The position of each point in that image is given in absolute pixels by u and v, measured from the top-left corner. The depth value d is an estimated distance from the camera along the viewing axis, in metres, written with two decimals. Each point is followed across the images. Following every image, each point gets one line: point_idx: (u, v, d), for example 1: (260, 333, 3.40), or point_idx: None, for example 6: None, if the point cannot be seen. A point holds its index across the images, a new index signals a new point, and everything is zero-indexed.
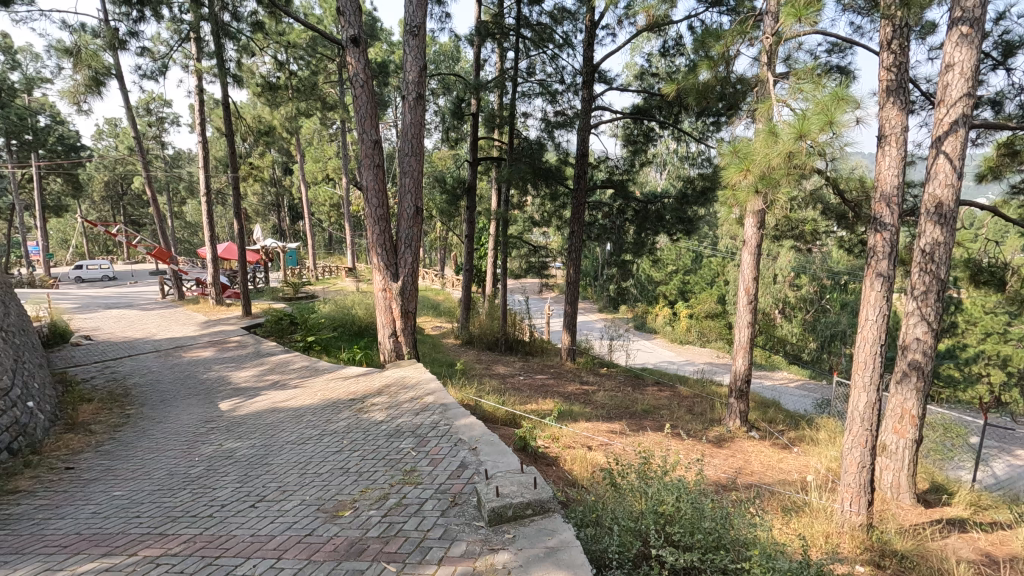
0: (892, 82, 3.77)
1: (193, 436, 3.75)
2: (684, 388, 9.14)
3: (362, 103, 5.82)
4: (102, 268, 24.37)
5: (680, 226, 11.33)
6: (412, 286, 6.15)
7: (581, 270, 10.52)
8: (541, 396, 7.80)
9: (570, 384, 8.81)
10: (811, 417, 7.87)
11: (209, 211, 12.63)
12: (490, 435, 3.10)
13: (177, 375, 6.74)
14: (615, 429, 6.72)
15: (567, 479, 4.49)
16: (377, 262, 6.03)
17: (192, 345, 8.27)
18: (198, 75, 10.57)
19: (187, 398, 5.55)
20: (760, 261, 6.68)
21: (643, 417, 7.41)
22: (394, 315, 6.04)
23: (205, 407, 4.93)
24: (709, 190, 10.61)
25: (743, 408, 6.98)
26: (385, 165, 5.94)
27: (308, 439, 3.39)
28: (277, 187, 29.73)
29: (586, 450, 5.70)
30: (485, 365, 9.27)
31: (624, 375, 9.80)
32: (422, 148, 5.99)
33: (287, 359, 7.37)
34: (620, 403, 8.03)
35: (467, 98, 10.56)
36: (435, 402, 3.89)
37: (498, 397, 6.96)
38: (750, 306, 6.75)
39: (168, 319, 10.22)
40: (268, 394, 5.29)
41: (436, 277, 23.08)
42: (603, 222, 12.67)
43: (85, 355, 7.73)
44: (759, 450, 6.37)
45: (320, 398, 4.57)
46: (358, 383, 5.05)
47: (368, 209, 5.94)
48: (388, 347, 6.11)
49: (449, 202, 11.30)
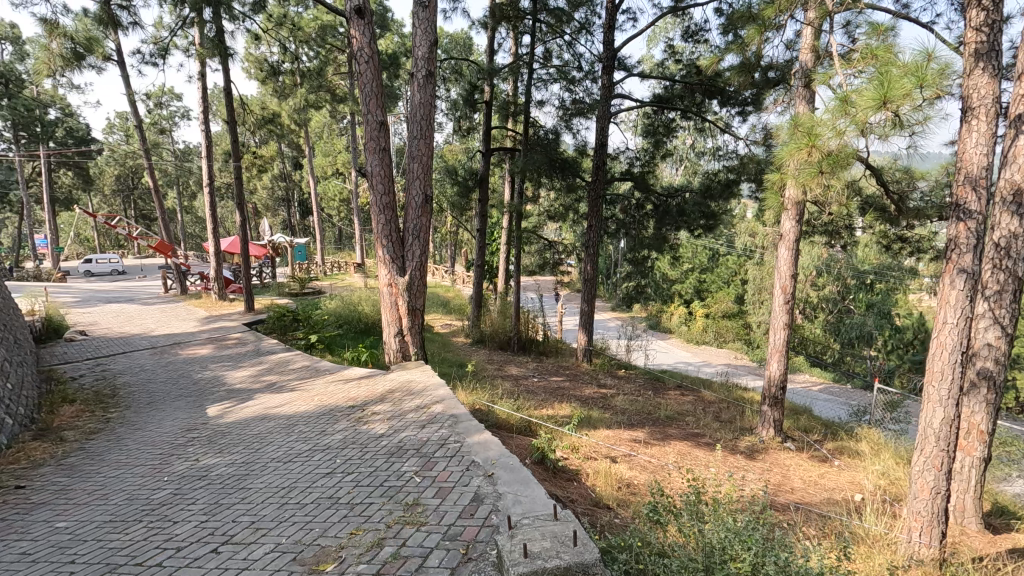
0: (983, 45, 3.20)
1: (168, 449, 3.29)
2: (708, 393, 8.61)
3: (368, 81, 5.32)
4: (112, 262, 24.26)
5: (702, 222, 10.78)
6: (421, 281, 5.65)
7: (599, 266, 9.99)
8: (556, 400, 7.30)
9: (587, 387, 8.30)
10: (849, 426, 7.30)
11: (213, 203, 12.23)
12: (510, 457, 2.60)
13: (170, 374, 6.32)
14: (638, 438, 6.22)
15: (590, 501, 4.01)
16: (382, 255, 5.55)
17: (190, 342, 7.86)
18: (200, 60, 10.16)
19: (176, 401, 5.11)
20: (798, 257, 6.15)
21: (667, 425, 6.88)
22: (400, 312, 5.56)
23: (191, 412, 4.48)
24: (733, 184, 10.02)
25: (778, 417, 6.41)
26: (390, 149, 5.45)
27: (296, 456, 2.92)
28: (287, 182, 29.54)
29: (609, 462, 5.20)
30: (497, 366, 8.80)
31: (643, 378, 9.28)
32: (432, 130, 5.50)
33: (287, 358, 6.92)
34: (641, 408, 7.51)
35: (480, 85, 10.10)
36: (445, 412, 3.40)
37: (512, 401, 6.47)
38: (786, 306, 6.21)
39: (168, 314, 9.84)
40: (262, 397, 4.84)
41: (447, 274, 22.64)
42: (621, 217, 12.16)
43: (78, 352, 7.35)
44: (798, 463, 5.80)
45: (316, 404, 4.11)
46: (358, 387, 4.57)
47: (373, 196, 5.45)
48: (394, 347, 5.63)
49: (460, 194, 10.83)
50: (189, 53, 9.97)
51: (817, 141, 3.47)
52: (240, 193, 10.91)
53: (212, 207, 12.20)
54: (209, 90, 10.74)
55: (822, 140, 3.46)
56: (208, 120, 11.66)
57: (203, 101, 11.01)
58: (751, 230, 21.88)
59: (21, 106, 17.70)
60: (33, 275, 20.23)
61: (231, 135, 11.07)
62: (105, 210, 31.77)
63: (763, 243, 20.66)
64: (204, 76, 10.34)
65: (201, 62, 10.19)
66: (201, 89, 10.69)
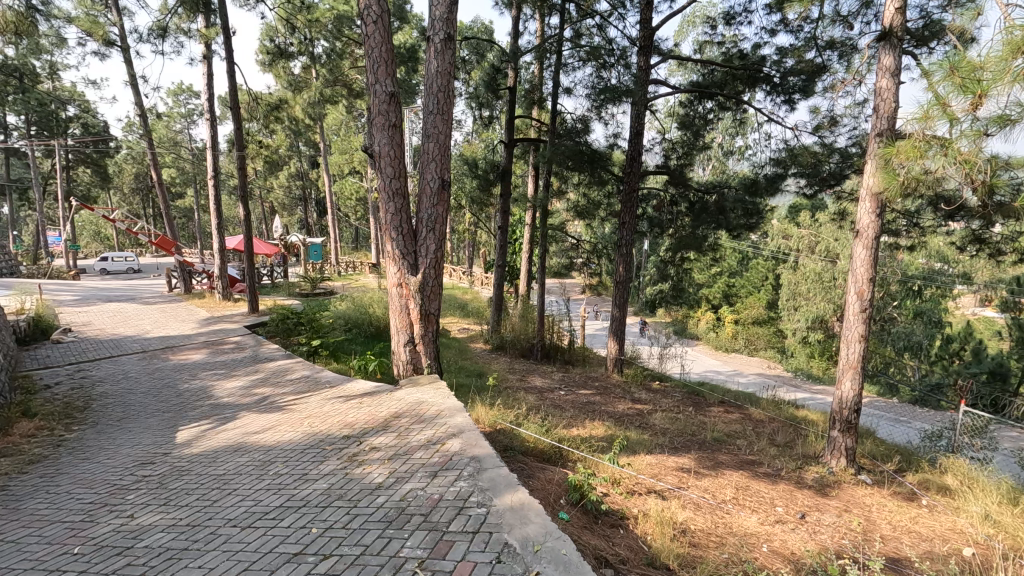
0: None
1: (103, 496, 2.51)
2: (756, 410, 7.68)
3: (375, 46, 4.54)
4: (127, 260, 24.09)
5: (745, 221, 9.83)
6: (435, 281, 4.85)
7: (632, 268, 9.08)
8: (588, 418, 6.45)
9: (620, 402, 7.43)
10: (927, 455, 6.32)
11: (217, 197, 11.56)
12: (560, 540, 1.78)
13: (153, 384, 5.60)
14: (685, 466, 5.35)
15: (644, 561, 3.16)
16: (391, 250, 4.76)
17: (183, 346, 7.16)
18: (207, 43, 9.57)
19: (149, 418, 4.37)
20: (878, 258, 5.23)
21: (716, 450, 5.99)
22: (411, 318, 4.75)
23: (158, 435, 3.72)
24: (779, 179, 9.02)
25: (850, 445, 5.49)
26: (402, 126, 4.65)
27: (260, 518, 2.12)
28: (304, 180, 29.22)
29: (657, 500, 4.36)
30: (519, 377, 7.98)
31: (679, 392, 8.39)
32: (451, 104, 4.70)
33: (286, 365, 6.17)
34: (683, 428, 6.64)
35: (504, 69, 9.31)
36: (464, 455, 2.59)
37: (538, 420, 5.64)
38: (863, 314, 5.30)
39: (167, 314, 9.23)
40: (247, 418, 4.09)
41: (465, 275, 21.97)
42: (654, 215, 11.25)
43: (62, 355, 6.70)
44: (881, 503, 4.87)
45: (305, 432, 3.31)
46: (358, 408, 3.78)
47: (381, 181, 4.67)
48: (403, 359, 4.81)
49: (481, 188, 10.04)
50: (191, 31, 9.30)
51: (980, 93, 2.72)
52: (245, 188, 10.23)
53: (217, 200, 11.55)
54: (214, 74, 10.00)
55: (987, 90, 2.70)
56: (214, 112, 10.98)
57: (209, 87, 10.21)
58: (784, 233, 20.74)
59: (34, 100, 17.40)
60: (47, 273, 19.98)
61: (232, 121, 10.19)
62: (124, 208, 31.74)
63: (796, 245, 19.54)
64: (209, 56, 9.65)
65: (205, 44, 9.60)
66: (205, 72, 9.94)
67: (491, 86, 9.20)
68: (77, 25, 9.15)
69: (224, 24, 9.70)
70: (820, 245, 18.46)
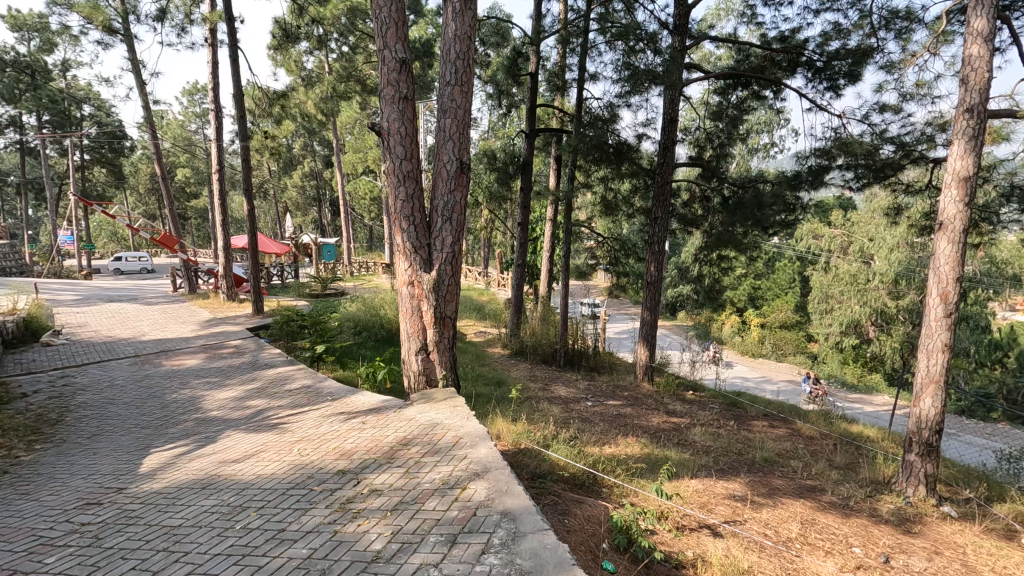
0: None
1: (11, 561, 1.88)
2: (804, 425, 6.93)
3: (385, 6, 3.91)
4: (141, 261, 23.93)
5: (785, 217, 9.06)
6: (451, 279, 4.21)
7: (665, 268, 8.33)
8: (620, 434, 5.78)
9: (654, 415, 6.74)
10: (1013, 482, 5.51)
11: (223, 192, 11.04)
12: None
13: (139, 393, 5.02)
14: (738, 494, 4.63)
15: None
16: (402, 243, 4.13)
17: (180, 351, 6.61)
18: (211, 26, 9.02)
19: (123, 437, 3.77)
20: (967, 255, 4.50)
21: (768, 473, 5.27)
22: (425, 321, 4.11)
23: (124, 461, 3.11)
24: (823, 171, 8.11)
25: (930, 471, 4.75)
26: (414, 99, 4.01)
27: None
28: (318, 180, 28.90)
29: (715, 538, 3.65)
30: (541, 386, 7.31)
31: (717, 403, 7.65)
32: (471, 74, 4.07)
33: (287, 373, 5.57)
34: (727, 446, 5.92)
35: (526, 53, 8.67)
36: (492, 510, 1.93)
37: (567, 437, 4.97)
38: (947, 320, 4.56)
39: (168, 316, 8.69)
40: (232, 438, 3.48)
41: (481, 276, 21.50)
42: (684, 211, 10.54)
43: (49, 360, 6.19)
44: (976, 543, 4.09)
45: (292, 464, 2.67)
46: (359, 432, 3.14)
47: (390, 163, 4.04)
48: (415, 370, 4.16)
49: (500, 181, 9.38)
50: (195, 16, 8.79)
51: None
52: (249, 181, 9.67)
53: (222, 196, 11.03)
54: (219, 63, 9.49)
55: None
56: (219, 103, 10.48)
57: (213, 77, 9.68)
58: (814, 233, 19.87)
59: (46, 98, 17.19)
60: (58, 273, 19.79)
61: (237, 113, 9.67)
62: (140, 209, 31.75)
63: (828, 246, 18.70)
64: (213, 43, 9.14)
65: (210, 30, 9.10)
66: (209, 61, 9.42)
67: (512, 71, 8.55)
68: (77, 12, 8.68)
69: (229, 9, 9.17)
70: (852, 245, 17.57)
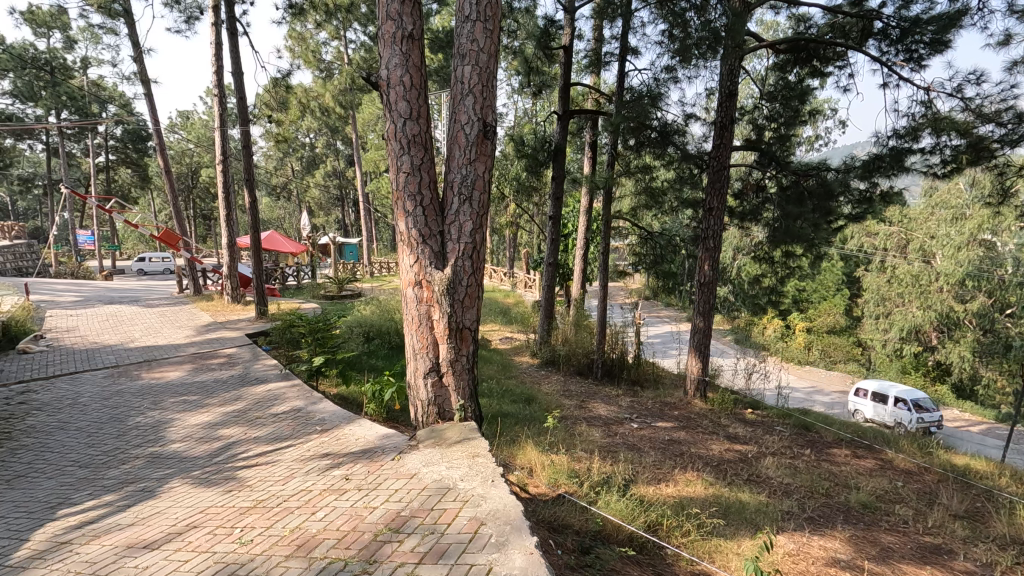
0: None
1: None
2: (896, 457, 5.70)
3: None
4: (165, 261, 23.62)
5: (858, 211, 7.67)
6: (470, 278, 3.24)
7: (719, 267, 7.17)
8: (677, 467, 4.72)
9: (713, 440, 5.66)
10: None
11: (228, 184, 10.27)
12: None
13: (99, 415, 4.18)
14: (842, 557, 3.53)
15: None
16: (408, 230, 3.17)
17: (165, 361, 5.80)
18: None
19: (48, 483, 2.91)
20: None
21: (872, 525, 4.12)
22: (434, 333, 3.16)
23: (8, 532, 2.21)
24: (903, 155, 6.64)
25: None
26: (422, 40, 3.07)
27: None
28: (341, 179, 28.48)
29: None
30: (578, 404, 6.30)
31: (784, 425, 6.51)
32: (497, 7, 3.11)
33: (278, 391, 4.69)
34: (810, 485, 4.79)
35: (558, 23, 7.67)
36: None
37: (616, 477, 3.93)
38: None
39: (166, 319, 7.94)
40: (172, 494, 2.55)
41: (506, 276, 20.65)
42: (738, 203, 9.27)
43: (19, 371, 5.43)
44: None
45: (218, 563, 1.73)
46: (339, 497, 2.18)
47: (391, 126, 3.11)
48: (424, 398, 3.22)
49: (529, 169, 8.37)
50: None
51: None
52: (252, 171, 8.84)
53: (228, 188, 10.26)
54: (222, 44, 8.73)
55: None
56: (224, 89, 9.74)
57: (217, 59, 8.93)
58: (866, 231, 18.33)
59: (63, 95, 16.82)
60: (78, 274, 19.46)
61: (241, 98, 8.89)
62: (166, 210, 31.71)
63: (883, 245, 17.19)
64: (216, 21, 8.39)
65: (212, 8, 8.33)
66: (212, 42, 8.67)
67: (543, 43, 7.54)
68: None
69: None
70: (912, 244, 16.01)
